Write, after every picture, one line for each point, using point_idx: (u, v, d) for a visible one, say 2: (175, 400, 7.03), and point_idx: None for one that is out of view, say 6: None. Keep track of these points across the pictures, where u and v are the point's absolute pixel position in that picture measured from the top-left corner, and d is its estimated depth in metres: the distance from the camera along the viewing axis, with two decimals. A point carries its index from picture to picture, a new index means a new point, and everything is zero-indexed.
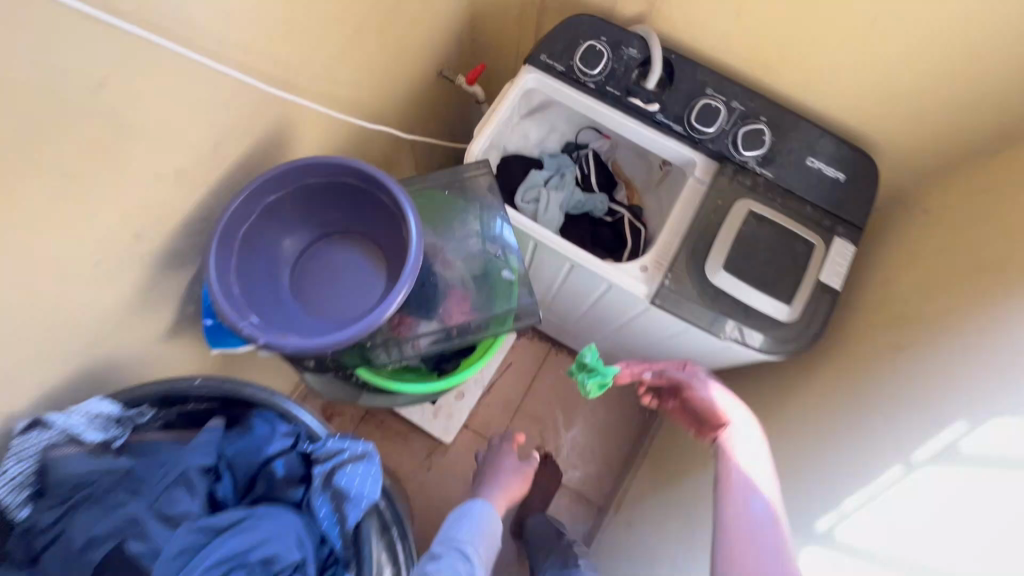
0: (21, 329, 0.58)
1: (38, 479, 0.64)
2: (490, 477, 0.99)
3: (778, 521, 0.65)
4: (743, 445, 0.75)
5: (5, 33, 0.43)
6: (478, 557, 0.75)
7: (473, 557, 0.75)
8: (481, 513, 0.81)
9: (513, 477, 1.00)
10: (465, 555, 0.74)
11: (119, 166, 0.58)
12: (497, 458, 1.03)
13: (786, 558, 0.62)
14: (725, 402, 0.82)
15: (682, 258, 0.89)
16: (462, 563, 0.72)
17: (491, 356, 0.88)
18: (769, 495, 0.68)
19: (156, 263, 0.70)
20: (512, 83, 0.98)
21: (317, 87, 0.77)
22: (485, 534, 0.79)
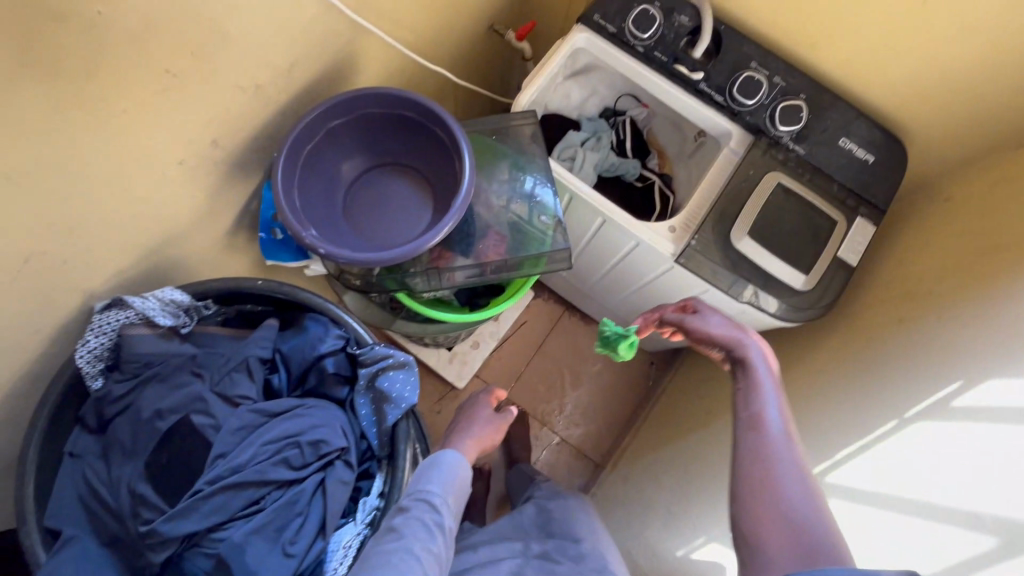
0: (110, 213, 0.64)
1: (111, 355, 0.70)
2: (462, 429, 0.93)
3: (789, 437, 0.61)
4: (752, 367, 0.68)
5: None
6: (448, 506, 0.66)
7: (443, 505, 0.66)
8: (450, 464, 0.69)
9: (486, 429, 0.93)
10: (432, 511, 0.64)
11: (209, 72, 0.63)
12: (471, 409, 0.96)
13: (805, 480, 0.58)
14: (729, 331, 0.73)
15: (710, 223, 0.94)
16: (431, 516, 0.64)
17: (521, 296, 0.94)
18: (779, 409, 0.64)
19: (226, 172, 0.75)
20: (562, 40, 1.02)
21: (383, 21, 0.81)
22: (456, 479, 0.69)
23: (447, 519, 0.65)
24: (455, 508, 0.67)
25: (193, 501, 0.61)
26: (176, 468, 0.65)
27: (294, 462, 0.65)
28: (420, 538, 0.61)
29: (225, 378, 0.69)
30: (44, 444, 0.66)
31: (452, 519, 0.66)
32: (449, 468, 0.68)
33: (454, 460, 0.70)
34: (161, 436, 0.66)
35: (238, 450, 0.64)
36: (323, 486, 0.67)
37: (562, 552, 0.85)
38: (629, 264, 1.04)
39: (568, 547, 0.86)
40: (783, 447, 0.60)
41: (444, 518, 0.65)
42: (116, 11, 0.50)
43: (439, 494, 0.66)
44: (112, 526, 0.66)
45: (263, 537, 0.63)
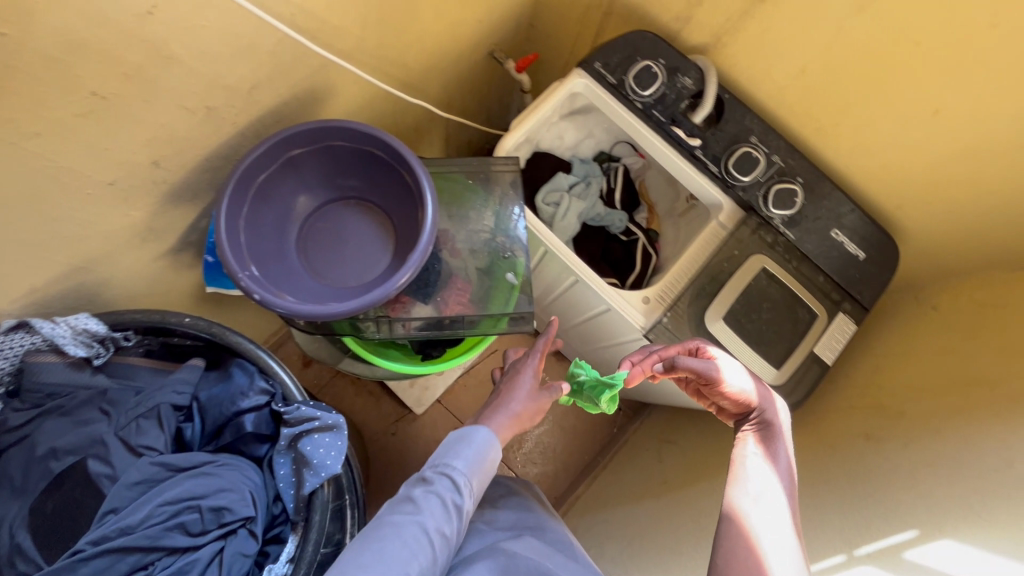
0: (25, 233, 0.59)
1: (13, 380, 0.65)
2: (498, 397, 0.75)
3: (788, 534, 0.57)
4: (769, 448, 0.66)
5: None
6: (471, 487, 0.63)
7: (467, 487, 0.63)
8: (481, 444, 0.65)
9: (529, 404, 0.75)
10: (453, 491, 0.61)
11: (151, 96, 0.57)
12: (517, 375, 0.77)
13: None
14: (758, 392, 0.70)
15: (684, 299, 0.90)
16: (451, 496, 0.61)
17: (475, 353, 0.90)
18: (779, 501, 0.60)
19: (166, 194, 0.69)
20: (560, 83, 0.97)
21: (362, 48, 0.76)
22: (483, 462, 0.65)
23: (467, 504, 0.62)
24: (477, 492, 0.63)
25: (70, 562, 0.56)
26: (62, 517, 0.60)
27: (191, 527, 0.60)
28: (436, 516, 0.58)
29: (136, 419, 0.64)
30: None
31: (472, 502, 0.63)
32: (477, 446, 0.65)
33: (485, 441, 0.65)
34: (48, 479, 0.61)
35: (129, 509, 0.59)
36: (221, 554, 0.61)
37: (511, 512, 0.82)
38: (597, 326, 0.99)
39: (516, 509, 0.83)
40: (774, 541, 0.56)
41: (464, 501, 0.62)
42: (26, 32, 0.44)
43: (464, 476, 0.63)
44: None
45: None
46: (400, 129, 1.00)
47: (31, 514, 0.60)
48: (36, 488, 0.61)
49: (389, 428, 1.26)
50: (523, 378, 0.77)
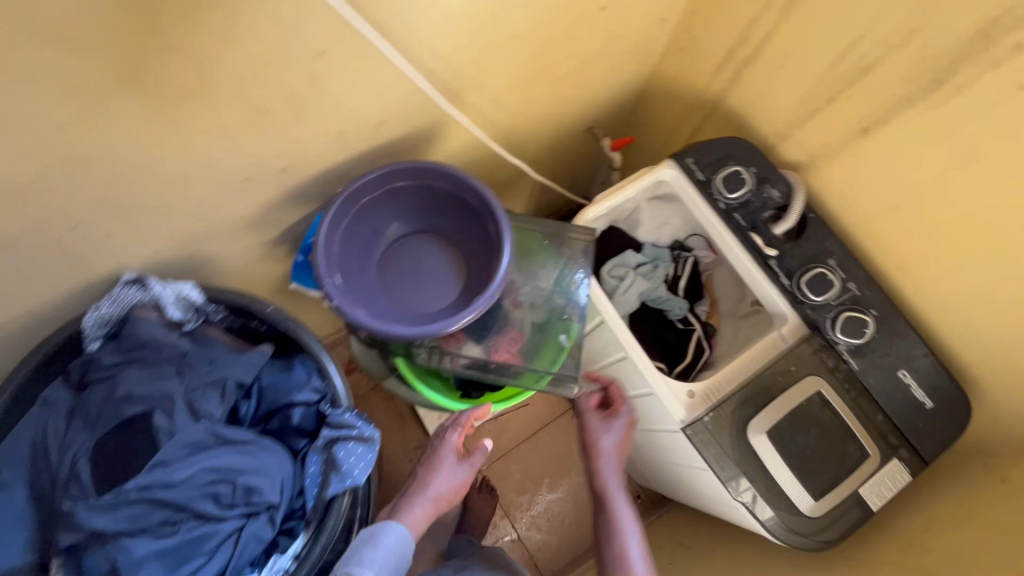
0: (166, 205, 0.68)
1: (116, 325, 0.74)
2: (416, 486, 0.86)
3: None
4: None
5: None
6: None
7: None
8: (393, 545, 0.72)
9: (450, 482, 0.87)
10: None
11: (297, 116, 0.66)
12: (438, 453, 0.89)
13: None
14: None
15: (731, 401, 0.88)
16: None
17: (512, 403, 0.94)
18: None
19: (284, 196, 0.79)
20: (649, 170, 1.02)
21: (478, 107, 0.84)
22: (392, 557, 0.71)
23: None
24: None
25: (120, 500, 0.62)
26: (116, 454, 0.66)
27: (223, 499, 0.66)
28: None
29: (204, 384, 0.71)
30: (26, 385, 0.71)
31: None
32: (389, 542, 0.72)
33: (394, 536, 0.73)
34: (117, 417, 0.68)
35: (176, 466, 0.64)
36: (240, 531, 0.66)
37: None
38: (634, 408, 1.00)
39: None
40: None
41: None
42: (224, 52, 0.54)
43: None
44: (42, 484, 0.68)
45: (162, 561, 0.63)
46: (492, 181, 1.09)
47: (96, 445, 0.67)
48: (105, 423, 0.68)
49: (409, 452, 1.28)
50: (445, 454, 0.89)
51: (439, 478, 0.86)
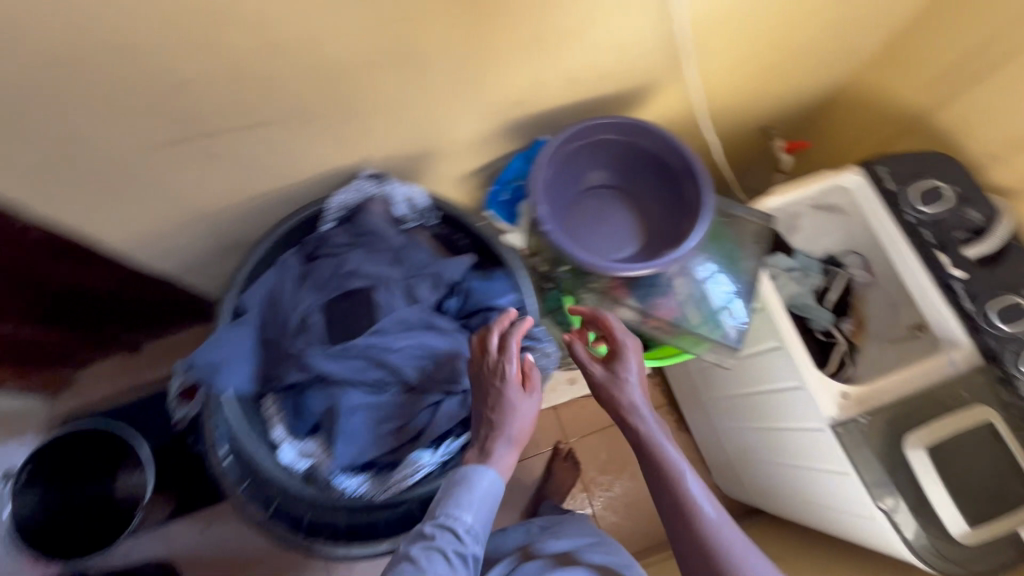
0: (424, 117, 0.79)
1: (349, 211, 0.84)
2: (484, 428, 0.70)
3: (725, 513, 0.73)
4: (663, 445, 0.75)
5: None
6: (474, 534, 0.68)
7: (468, 534, 0.67)
8: (485, 490, 0.68)
9: (526, 421, 0.70)
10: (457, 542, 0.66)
11: (553, 54, 0.74)
12: (492, 391, 0.70)
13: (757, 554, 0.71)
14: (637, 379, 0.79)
15: (890, 410, 0.86)
16: (454, 548, 0.66)
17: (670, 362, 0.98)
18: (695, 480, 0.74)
19: (506, 127, 0.88)
20: (833, 174, 1.03)
21: (690, 79, 0.90)
22: (484, 497, 0.68)
23: (476, 550, 0.67)
24: (484, 528, 0.68)
25: (348, 356, 0.76)
26: (343, 319, 0.79)
27: (423, 375, 0.78)
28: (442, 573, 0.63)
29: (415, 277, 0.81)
30: (268, 250, 0.81)
31: (478, 547, 0.68)
32: (478, 491, 0.67)
33: (486, 482, 0.68)
34: (344, 288, 0.79)
35: (391, 337, 0.77)
36: (434, 408, 0.78)
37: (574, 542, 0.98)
38: (772, 403, 1.01)
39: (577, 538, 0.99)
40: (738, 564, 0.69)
41: (469, 548, 0.67)
42: None
43: (472, 525, 0.67)
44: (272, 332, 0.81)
45: (371, 411, 0.77)
46: None
47: (326, 307, 0.79)
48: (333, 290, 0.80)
49: None
50: (508, 389, 0.70)
51: (519, 421, 0.69)
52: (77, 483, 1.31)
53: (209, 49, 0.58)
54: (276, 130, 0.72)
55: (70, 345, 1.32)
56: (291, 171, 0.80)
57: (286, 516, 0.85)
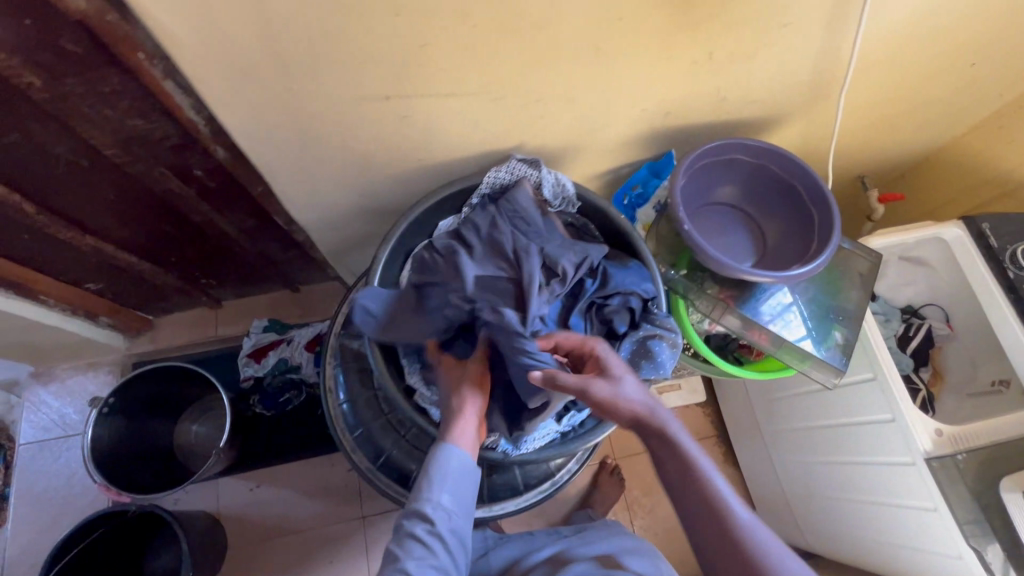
0: (588, 114, 0.85)
1: (496, 189, 0.90)
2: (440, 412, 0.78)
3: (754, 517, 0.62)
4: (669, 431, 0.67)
5: None
6: (453, 506, 0.74)
7: (448, 508, 0.73)
8: (455, 472, 0.74)
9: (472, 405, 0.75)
10: (433, 519, 0.72)
11: (719, 72, 0.81)
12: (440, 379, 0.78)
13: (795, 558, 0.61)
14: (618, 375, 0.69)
15: (985, 451, 0.89)
16: (432, 524, 0.72)
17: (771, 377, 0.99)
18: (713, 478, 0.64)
19: (647, 135, 0.94)
20: (934, 225, 1.10)
21: (820, 115, 0.97)
22: (456, 475, 0.74)
23: (462, 524, 0.74)
24: (460, 500, 0.74)
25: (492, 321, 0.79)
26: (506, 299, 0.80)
27: None
28: (423, 549, 0.71)
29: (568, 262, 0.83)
30: (425, 209, 0.87)
31: (460, 516, 0.74)
32: (443, 469, 0.74)
33: (449, 464, 0.73)
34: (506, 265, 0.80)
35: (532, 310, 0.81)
36: None
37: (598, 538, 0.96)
38: (852, 436, 1.04)
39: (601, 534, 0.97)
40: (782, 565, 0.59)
41: (448, 521, 0.73)
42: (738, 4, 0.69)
43: (444, 509, 0.73)
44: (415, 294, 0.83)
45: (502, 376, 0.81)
46: None
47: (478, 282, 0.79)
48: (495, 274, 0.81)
49: None
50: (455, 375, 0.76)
51: (472, 423, 0.76)
52: (153, 419, 1.38)
53: (458, 25, 0.63)
54: (468, 105, 0.77)
55: (166, 288, 1.36)
56: (457, 145, 0.85)
57: (393, 469, 0.89)
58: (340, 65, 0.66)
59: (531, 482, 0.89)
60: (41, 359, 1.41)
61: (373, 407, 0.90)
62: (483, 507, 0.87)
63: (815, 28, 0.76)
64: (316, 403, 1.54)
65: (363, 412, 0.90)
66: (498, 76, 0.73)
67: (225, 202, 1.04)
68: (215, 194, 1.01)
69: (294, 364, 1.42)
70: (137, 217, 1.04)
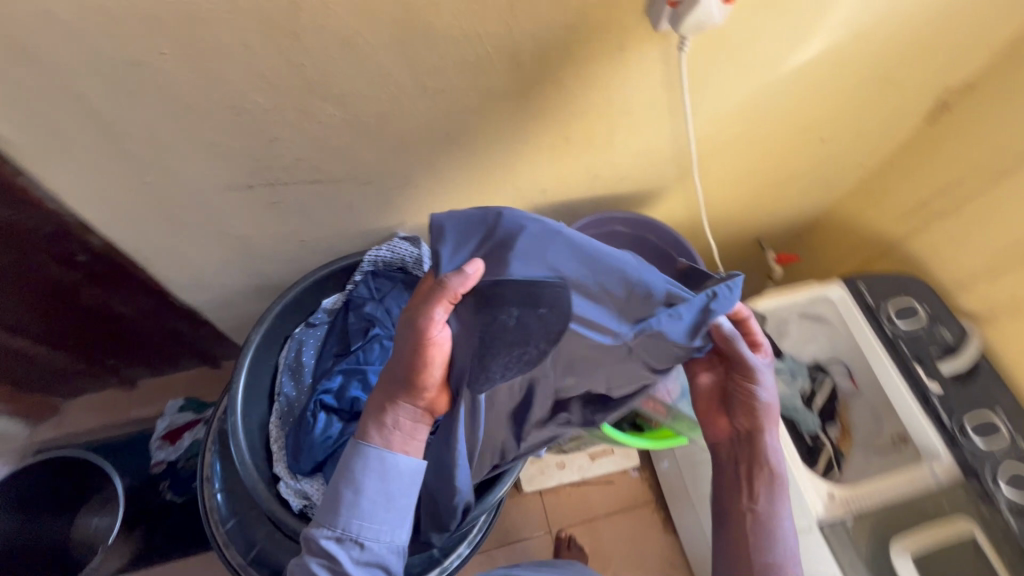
0: (462, 196, 0.89)
1: (381, 266, 0.91)
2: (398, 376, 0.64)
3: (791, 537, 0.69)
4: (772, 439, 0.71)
5: (623, 75, 0.72)
6: (373, 524, 0.64)
7: (366, 529, 0.63)
8: (378, 484, 0.63)
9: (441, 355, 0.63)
10: (347, 544, 0.63)
11: (580, 154, 0.86)
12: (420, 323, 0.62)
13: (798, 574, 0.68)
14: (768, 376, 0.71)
15: (872, 515, 0.90)
16: (350, 548, 0.63)
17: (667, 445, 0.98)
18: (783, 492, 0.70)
19: (532, 211, 0.99)
20: (818, 284, 1.13)
21: (695, 189, 1.03)
22: (378, 485, 0.64)
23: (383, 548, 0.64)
24: (386, 517, 0.64)
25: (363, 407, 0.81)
26: (505, 347, 0.60)
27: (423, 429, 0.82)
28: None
29: (638, 315, 0.62)
30: (304, 288, 0.88)
31: (384, 539, 0.64)
32: (368, 474, 0.64)
33: (370, 468, 0.63)
34: (499, 302, 0.61)
35: None
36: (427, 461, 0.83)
37: None
38: None
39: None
40: None
41: (369, 547, 0.63)
42: (575, 97, 0.74)
43: (356, 535, 0.63)
44: (297, 401, 0.86)
45: None
46: None
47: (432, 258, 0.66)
48: (482, 297, 0.63)
49: None
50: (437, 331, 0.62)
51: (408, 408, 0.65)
52: (45, 515, 1.30)
53: (301, 121, 0.67)
54: (334, 190, 0.79)
55: (69, 371, 1.32)
56: (335, 225, 0.87)
57: (267, 564, 0.82)
58: (190, 159, 0.68)
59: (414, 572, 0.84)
60: None
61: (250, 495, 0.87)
62: None
63: (659, 115, 0.82)
64: None
65: (241, 500, 0.86)
66: (358, 164, 0.76)
67: (117, 284, 1.04)
68: (104, 277, 1.00)
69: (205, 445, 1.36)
70: (23, 303, 1.01)
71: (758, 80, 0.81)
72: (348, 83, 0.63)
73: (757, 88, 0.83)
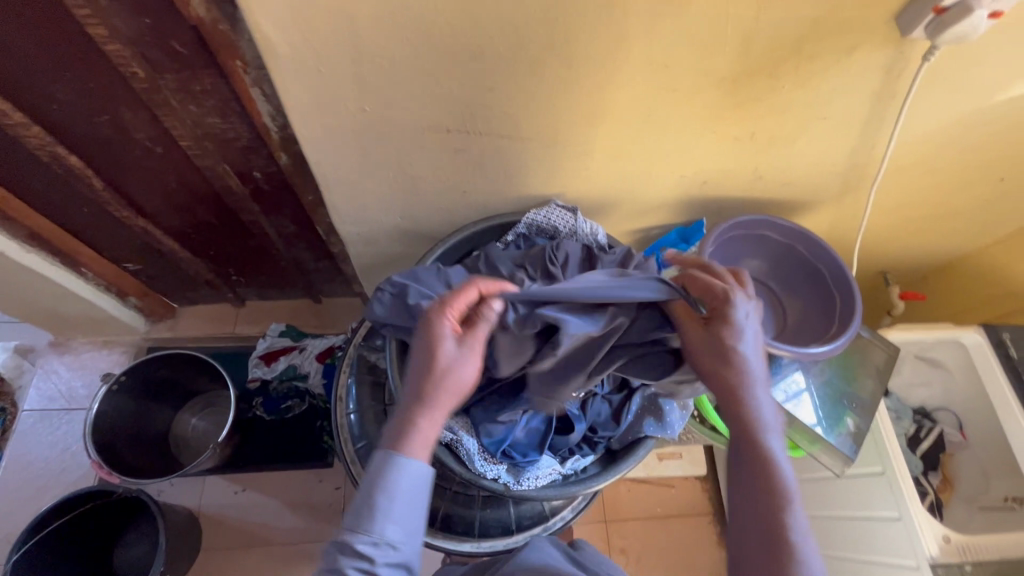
0: (625, 174, 0.90)
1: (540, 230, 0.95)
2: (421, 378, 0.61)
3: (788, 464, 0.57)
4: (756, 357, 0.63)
5: (838, 82, 0.72)
6: (403, 530, 0.58)
7: (403, 534, 0.58)
8: (414, 490, 0.59)
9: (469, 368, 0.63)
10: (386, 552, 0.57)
11: (757, 153, 0.86)
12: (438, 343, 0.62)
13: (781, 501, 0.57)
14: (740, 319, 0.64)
15: (988, 565, 0.88)
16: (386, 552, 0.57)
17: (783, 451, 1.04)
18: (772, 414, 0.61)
19: (682, 201, 0.98)
20: (954, 328, 1.15)
21: (848, 206, 1.01)
22: (409, 493, 0.59)
23: (411, 553, 0.59)
24: (415, 532, 0.59)
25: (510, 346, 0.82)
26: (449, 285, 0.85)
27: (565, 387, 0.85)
28: None
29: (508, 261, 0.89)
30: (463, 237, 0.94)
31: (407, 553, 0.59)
32: (407, 478, 0.58)
33: (409, 472, 0.58)
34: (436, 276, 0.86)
35: None
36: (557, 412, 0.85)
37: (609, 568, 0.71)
38: (857, 531, 1.02)
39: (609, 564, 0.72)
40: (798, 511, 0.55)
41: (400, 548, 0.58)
42: (781, 96, 0.74)
43: (395, 540, 0.57)
44: None
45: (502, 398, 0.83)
46: None
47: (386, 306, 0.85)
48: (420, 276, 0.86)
49: None
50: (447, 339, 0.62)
51: (432, 420, 0.60)
52: (153, 407, 1.38)
53: (524, 76, 0.69)
54: (518, 149, 0.82)
55: (196, 280, 1.41)
56: (500, 181, 0.90)
57: None
58: (411, 95, 0.72)
59: (524, 523, 0.88)
60: (62, 329, 1.44)
61: (380, 422, 0.91)
62: (473, 542, 0.86)
63: (852, 125, 0.81)
64: (314, 417, 1.53)
65: (370, 425, 0.91)
66: (550, 126, 0.78)
67: (271, 206, 1.10)
68: (264, 196, 1.07)
69: (303, 373, 1.41)
70: (187, 208, 1.09)
71: (963, 107, 0.79)
72: (586, 46, 0.66)
73: (958, 116, 0.81)
